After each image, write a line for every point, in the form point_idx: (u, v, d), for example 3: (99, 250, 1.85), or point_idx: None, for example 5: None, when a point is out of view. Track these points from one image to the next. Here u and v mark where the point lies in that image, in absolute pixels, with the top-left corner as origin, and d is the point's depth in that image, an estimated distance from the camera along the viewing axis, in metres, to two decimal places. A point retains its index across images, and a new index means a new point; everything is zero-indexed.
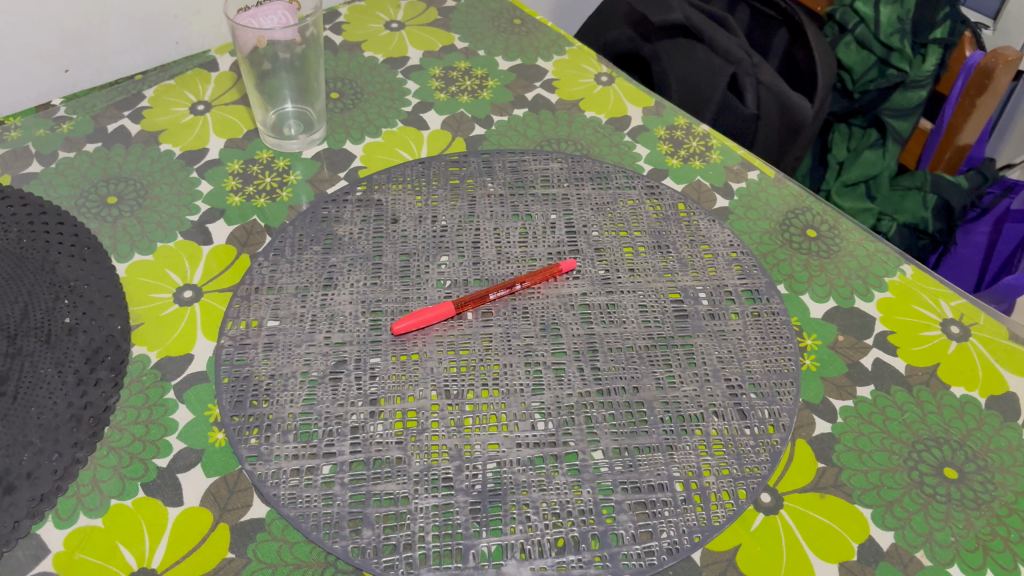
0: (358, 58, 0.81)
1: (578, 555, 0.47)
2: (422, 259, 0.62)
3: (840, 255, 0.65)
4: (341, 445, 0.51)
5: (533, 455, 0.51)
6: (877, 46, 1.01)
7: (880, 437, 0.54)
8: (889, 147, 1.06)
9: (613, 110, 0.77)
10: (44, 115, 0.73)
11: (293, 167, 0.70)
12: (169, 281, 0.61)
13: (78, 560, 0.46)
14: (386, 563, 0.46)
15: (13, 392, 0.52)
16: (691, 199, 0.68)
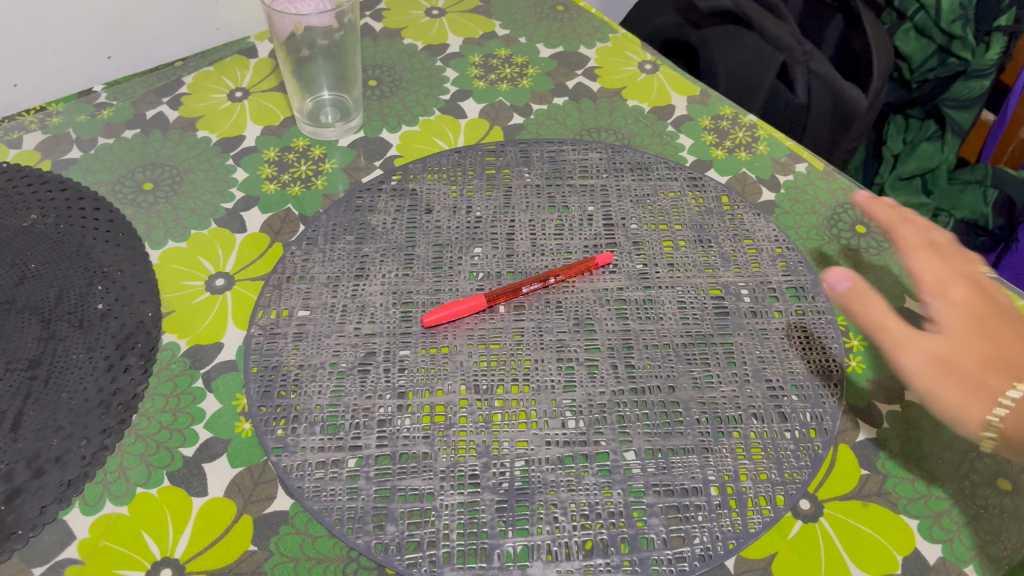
0: (397, 46, 0.80)
1: (607, 558, 0.45)
2: (455, 251, 0.61)
3: (892, 252, 0.62)
4: (368, 438, 0.50)
5: (563, 453, 0.50)
6: (936, 34, 0.94)
7: (929, 444, 0.51)
8: (949, 139, 1.00)
9: (656, 99, 0.75)
10: (85, 101, 0.73)
11: (330, 155, 0.69)
12: (202, 269, 0.60)
13: (102, 547, 0.46)
14: (410, 560, 0.45)
15: (45, 376, 0.51)
16: (735, 191, 0.66)
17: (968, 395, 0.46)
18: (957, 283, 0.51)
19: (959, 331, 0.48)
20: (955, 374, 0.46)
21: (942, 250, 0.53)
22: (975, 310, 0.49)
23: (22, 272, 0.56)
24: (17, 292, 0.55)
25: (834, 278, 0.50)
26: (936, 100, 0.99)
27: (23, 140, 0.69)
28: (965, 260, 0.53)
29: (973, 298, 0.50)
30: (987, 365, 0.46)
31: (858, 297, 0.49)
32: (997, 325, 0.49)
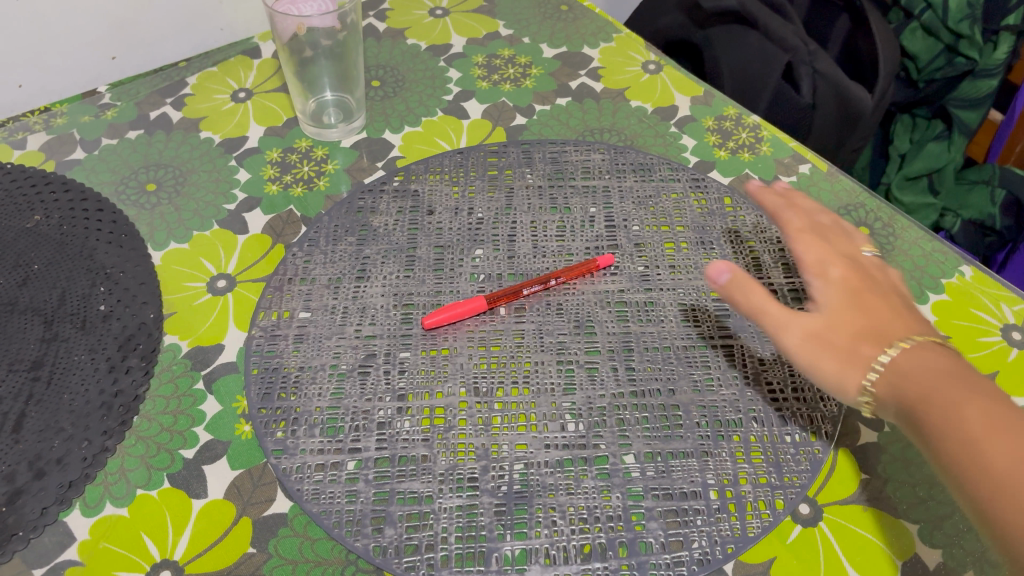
0: (401, 46, 0.80)
1: (604, 562, 0.45)
2: (456, 252, 0.61)
3: (895, 254, 0.62)
4: (367, 441, 0.50)
5: (562, 457, 0.50)
6: (944, 33, 0.93)
7: None
8: (955, 139, 0.99)
9: (660, 100, 0.74)
10: (89, 102, 0.74)
11: (332, 156, 0.69)
12: (204, 270, 0.61)
13: (102, 549, 0.46)
14: (408, 563, 0.45)
15: (48, 377, 0.51)
16: (738, 192, 0.66)
17: (845, 365, 0.46)
18: (836, 262, 0.51)
19: (834, 307, 0.48)
20: (832, 347, 0.46)
21: (821, 231, 0.54)
22: (852, 284, 0.50)
23: (26, 273, 0.57)
24: (21, 294, 0.55)
25: (713, 272, 0.49)
26: (942, 100, 0.98)
27: (27, 141, 0.69)
28: (844, 240, 0.54)
29: (850, 275, 0.50)
30: (859, 334, 0.46)
31: (740, 287, 0.48)
32: (873, 297, 0.49)
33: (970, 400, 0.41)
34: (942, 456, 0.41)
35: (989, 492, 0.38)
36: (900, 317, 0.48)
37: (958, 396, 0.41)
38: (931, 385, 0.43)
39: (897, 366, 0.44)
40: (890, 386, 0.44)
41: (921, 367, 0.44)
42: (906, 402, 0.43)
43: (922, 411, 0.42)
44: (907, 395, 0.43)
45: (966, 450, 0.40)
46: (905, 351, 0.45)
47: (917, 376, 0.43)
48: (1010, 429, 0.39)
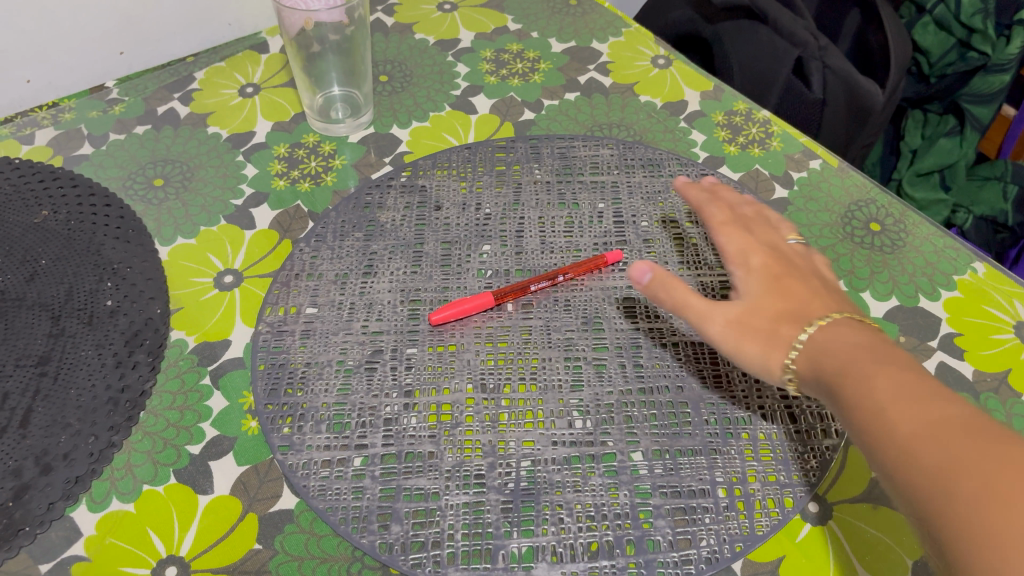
0: (408, 41, 0.80)
1: (612, 560, 0.45)
2: (464, 248, 0.60)
3: (906, 250, 0.61)
4: (374, 437, 0.50)
5: (569, 454, 0.49)
6: (956, 28, 0.91)
7: None
8: (967, 134, 0.97)
9: (669, 94, 0.74)
10: (97, 97, 0.74)
11: (340, 151, 0.69)
12: (211, 266, 0.61)
13: (108, 544, 0.46)
14: (414, 560, 0.45)
15: (55, 372, 0.51)
16: (748, 188, 0.65)
17: (767, 347, 0.47)
18: (756, 251, 0.52)
19: (755, 294, 0.49)
20: (752, 331, 0.47)
21: (745, 223, 0.55)
22: (774, 270, 0.51)
23: (34, 268, 0.56)
24: (28, 289, 0.55)
25: (636, 272, 0.51)
26: (954, 94, 0.96)
27: (35, 136, 0.69)
28: (768, 231, 0.55)
29: (770, 262, 0.52)
30: (779, 316, 0.47)
31: (662, 285, 0.50)
32: (793, 281, 0.50)
33: (883, 369, 0.41)
34: (855, 426, 0.40)
35: (897, 454, 0.38)
36: (818, 297, 0.48)
37: (872, 367, 0.41)
38: (848, 359, 0.43)
39: (815, 343, 0.45)
40: (809, 363, 0.44)
41: (837, 343, 0.44)
42: (824, 377, 0.43)
43: (838, 383, 0.42)
44: (823, 369, 0.44)
45: (878, 416, 0.39)
46: (822, 329, 0.45)
47: (834, 351, 0.44)
48: (920, 395, 0.39)
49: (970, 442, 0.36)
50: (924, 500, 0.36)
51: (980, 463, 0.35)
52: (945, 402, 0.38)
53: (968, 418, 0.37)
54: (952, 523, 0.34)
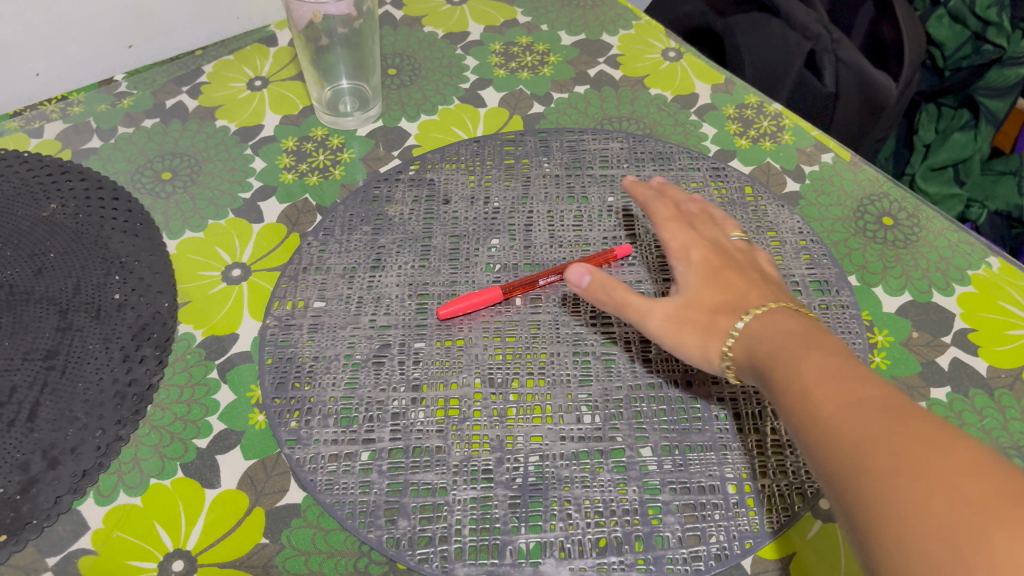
0: (417, 34, 0.80)
1: (620, 556, 0.44)
2: (472, 242, 0.60)
3: (920, 245, 0.61)
4: (381, 431, 0.50)
5: (578, 449, 0.49)
6: (971, 20, 0.91)
7: None
8: (982, 129, 0.95)
9: (679, 87, 0.73)
10: (106, 90, 0.73)
11: (348, 145, 0.69)
12: (219, 259, 0.60)
13: (115, 538, 0.46)
14: (421, 555, 0.45)
15: (62, 366, 0.51)
16: (759, 182, 0.64)
17: (706, 338, 0.46)
18: (698, 245, 0.51)
19: (695, 287, 0.49)
20: (692, 323, 0.47)
21: (688, 220, 0.54)
22: (714, 263, 0.50)
23: (41, 262, 0.56)
24: (36, 283, 0.55)
25: (574, 276, 0.50)
26: (970, 89, 0.94)
27: (44, 130, 0.69)
28: (711, 226, 0.54)
29: (711, 256, 0.50)
30: (717, 307, 0.47)
31: (600, 287, 0.49)
32: (733, 273, 0.49)
33: (811, 353, 0.40)
34: (782, 411, 0.39)
35: (817, 436, 0.36)
36: (757, 287, 0.47)
37: (801, 352, 0.40)
38: (780, 345, 0.41)
39: (749, 331, 0.44)
40: (744, 351, 0.44)
41: (769, 329, 0.43)
42: (758, 364, 0.42)
43: (769, 369, 0.41)
44: (758, 356, 0.42)
45: (802, 400, 0.38)
46: (758, 315, 0.44)
47: (766, 338, 0.43)
48: (846, 378, 0.38)
49: (885, 420, 0.35)
50: (838, 480, 0.35)
51: (891, 439, 0.34)
52: (867, 382, 0.37)
53: (889, 399, 0.36)
54: (864, 504, 0.33)
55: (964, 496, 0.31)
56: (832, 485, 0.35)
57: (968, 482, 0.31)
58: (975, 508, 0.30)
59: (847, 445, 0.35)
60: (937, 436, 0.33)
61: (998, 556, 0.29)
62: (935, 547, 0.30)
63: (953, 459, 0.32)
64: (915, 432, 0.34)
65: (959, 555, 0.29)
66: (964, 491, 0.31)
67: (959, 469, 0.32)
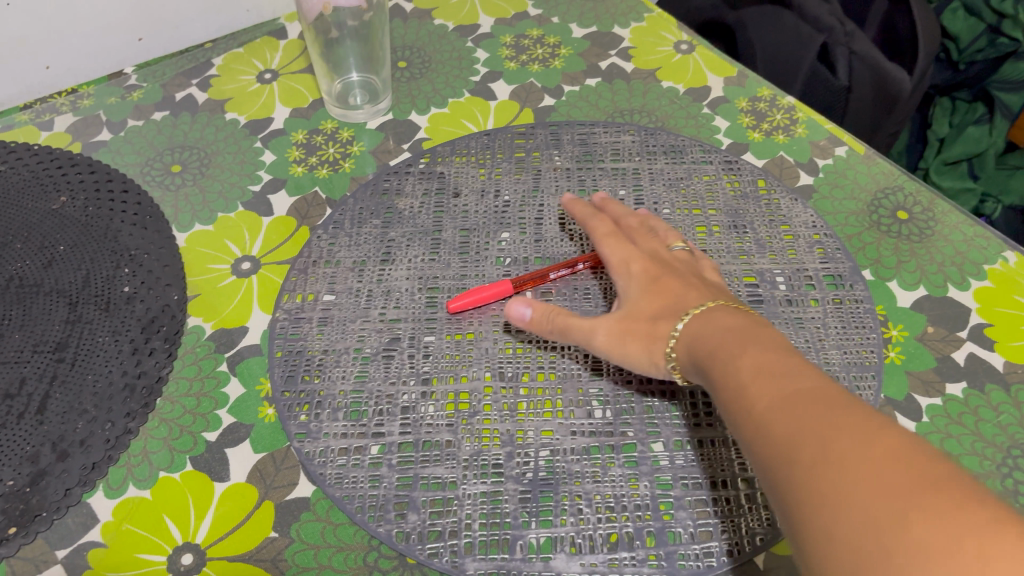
0: (427, 26, 0.79)
1: (632, 552, 0.44)
2: (482, 236, 0.60)
3: (935, 239, 0.60)
4: (391, 425, 0.49)
5: (589, 444, 0.49)
6: (986, 13, 0.90)
7: (971, 440, 0.49)
8: (996, 123, 0.94)
9: (691, 80, 0.73)
10: (116, 83, 0.73)
11: (358, 138, 0.68)
12: (228, 252, 0.60)
13: (125, 531, 0.46)
14: (431, 549, 0.44)
15: (72, 359, 0.51)
16: (772, 175, 0.64)
17: (648, 345, 0.46)
18: (637, 256, 0.52)
19: (634, 299, 0.49)
20: (633, 332, 0.47)
21: (627, 232, 0.55)
22: (653, 271, 0.50)
23: (51, 255, 0.56)
24: (46, 276, 0.55)
25: (513, 312, 0.50)
26: (983, 82, 0.94)
27: (54, 123, 0.69)
28: (651, 235, 0.54)
29: (649, 265, 0.51)
30: (659, 314, 0.47)
31: (539, 318, 0.50)
32: (672, 278, 0.49)
33: (747, 348, 0.40)
34: (721, 406, 0.39)
35: (752, 431, 0.36)
36: (695, 288, 0.48)
37: (736, 347, 0.40)
38: (717, 341, 0.42)
39: (688, 331, 0.44)
40: (686, 349, 0.44)
41: (708, 327, 0.43)
42: (698, 362, 0.42)
43: (709, 366, 0.41)
44: (698, 354, 0.42)
45: (738, 395, 0.38)
46: (697, 315, 0.44)
47: (706, 335, 0.43)
48: (779, 370, 0.38)
49: (814, 411, 0.35)
50: (771, 473, 0.35)
51: (819, 429, 0.34)
52: (800, 375, 0.37)
53: (819, 390, 0.36)
54: (794, 494, 0.33)
55: (886, 481, 0.31)
56: (767, 477, 0.35)
57: (891, 467, 0.31)
58: (895, 493, 0.30)
59: (778, 438, 0.35)
60: (863, 425, 0.33)
61: (916, 540, 0.29)
62: (858, 533, 0.30)
63: (878, 446, 0.32)
64: (842, 421, 0.34)
65: (879, 542, 0.29)
66: (886, 477, 0.31)
67: (882, 455, 0.32)
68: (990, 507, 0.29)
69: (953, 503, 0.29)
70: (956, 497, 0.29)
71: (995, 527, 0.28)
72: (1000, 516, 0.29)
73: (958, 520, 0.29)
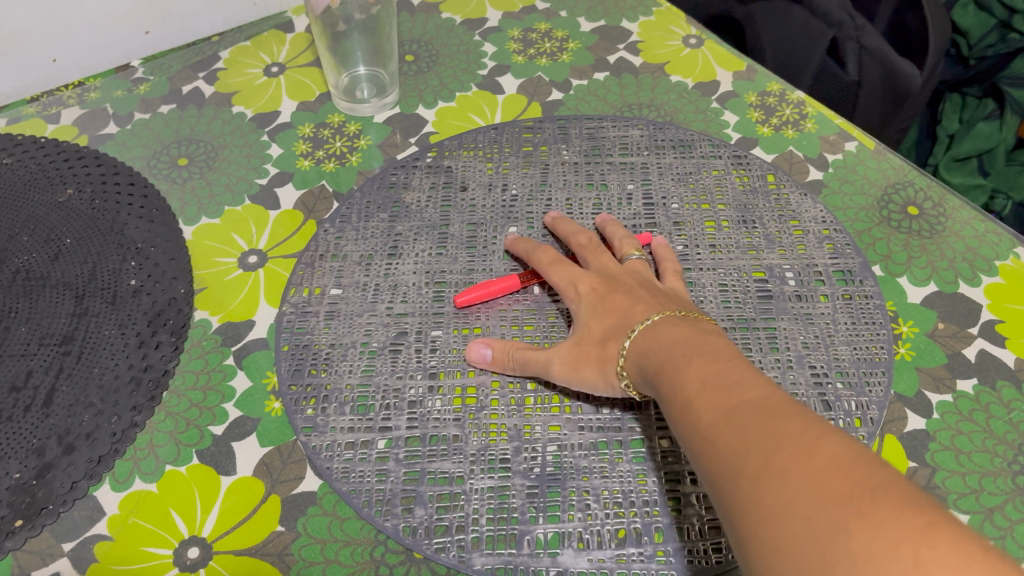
0: (435, 20, 0.79)
1: (639, 548, 0.44)
2: (490, 230, 0.59)
3: (946, 235, 0.59)
4: (397, 419, 0.49)
5: (596, 439, 0.48)
6: (997, 9, 0.89)
7: (981, 437, 0.49)
8: (1006, 118, 0.93)
9: (700, 75, 0.72)
10: (122, 76, 0.73)
11: (365, 132, 0.68)
12: (235, 246, 0.60)
13: (131, 524, 0.46)
14: (437, 544, 0.44)
15: (78, 352, 0.51)
16: (782, 170, 0.63)
17: (601, 366, 0.47)
18: (585, 275, 0.52)
19: (586, 321, 0.50)
20: (587, 357, 0.48)
21: (579, 251, 0.55)
22: (602, 289, 0.51)
23: (58, 248, 0.56)
24: (52, 268, 0.55)
25: (474, 355, 0.51)
26: (994, 77, 0.93)
27: (61, 116, 0.69)
28: (599, 251, 0.54)
29: (598, 283, 0.51)
30: (607, 335, 0.48)
31: (500, 357, 0.50)
32: (620, 295, 0.50)
33: (695, 363, 0.41)
34: (674, 423, 0.40)
35: (701, 446, 0.37)
36: (642, 302, 0.49)
37: (685, 362, 0.41)
38: (667, 356, 0.43)
39: (639, 347, 0.45)
40: (640, 365, 0.45)
41: (658, 341, 0.44)
42: (652, 378, 0.43)
43: (659, 381, 0.42)
44: (650, 369, 0.43)
45: (688, 412, 0.39)
46: (644, 331, 0.46)
47: (657, 351, 0.44)
48: (724, 384, 0.38)
49: (757, 424, 0.35)
50: (720, 489, 0.35)
51: (762, 442, 0.34)
52: (747, 387, 0.38)
53: (764, 401, 0.36)
54: (741, 509, 0.33)
55: (825, 491, 0.31)
56: (716, 493, 0.35)
57: (829, 477, 0.31)
58: (831, 501, 0.30)
59: (722, 452, 0.35)
60: (803, 434, 0.34)
61: (852, 546, 0.29)
62: (797, 544, 0.30)
63: (818, 455, 0.32)
64: (784, 431, 0.34)
65: (818, 549, 0.29)
66: (825, 486, 0.31)
67: (822, 464, 0.32)
68: (927, 511, 0.29)
69: (889, 508, 0.29)
70: (891, 502, 0.29)
71: (930, 530, 0.28)
72: (937, 518, 0.28)
73: (893, 524, 0.28)
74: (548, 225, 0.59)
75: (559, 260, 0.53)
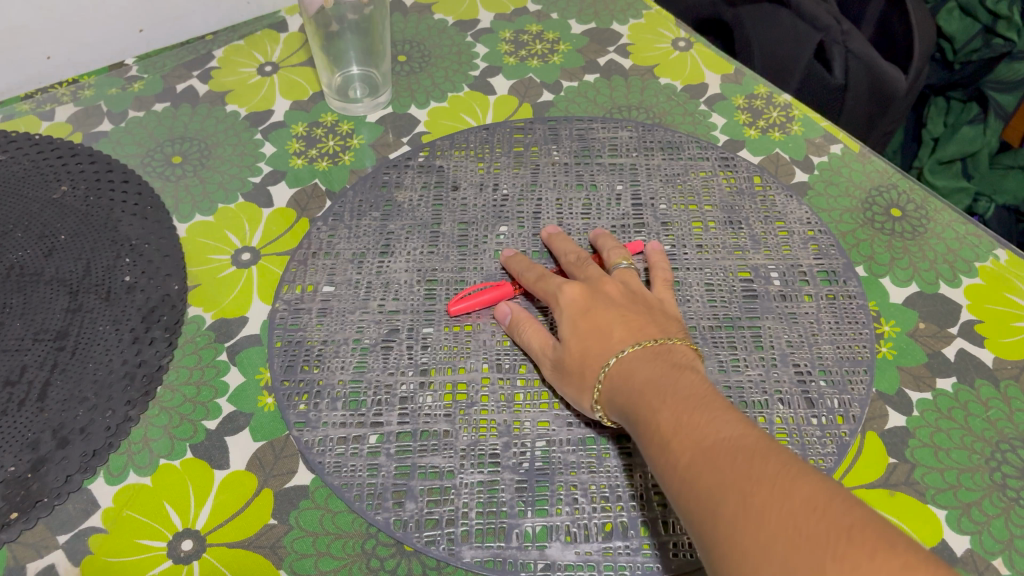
0: (427, 21, 0.80)
1: (626, 541, 0.45)
2: (481, 229, 0.60)
3: (928, 237, 0.61)
4: (389, 415, 0.50)
5: (584, 435, 0.49)
6: (980, 13, 0.90)
7: (960, 434, 0.50)
8: (990, 122, 0.95)
9: (689, 77, 0.73)
10: (116, 74, 0.74)
11: (358, 131, 0.69)
12: (229, 243, 0.61)
13: (125, 517, 0.46)
14: (428, 537, 0.45)
15: (72, 347, 0.51)
16: (768, 172, 0.64)
17: (579, 387, 0.48)
18: (570, 286, 0.52)
19: (568, 335, 0.50)
20: (568, 374, 0.48)
21: (568, 267, 0.55)
22: (583, 303, 0.51)
23: (52, 244, 0.57)
24: (46, 265, 0.55)
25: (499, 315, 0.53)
26: (979, 82, 0.95)
27: (55, 113, 0.70)
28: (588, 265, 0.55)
29: (581, 298, 0.51)
30: (587, 353, 0.48)
31: (517, 325, 0.52)
32: (602, 312, 0.50)
33: (668, 399, 0.42)
34: (649, 458, 0.41)
35: (677, 484, 0.38)
36: (622, 324, 0.49)
37: (658, 399, 0.43)
38: (640, 390, 0.44)
39: (611, 379, 0.46)
40: (613, 398, 0.46)
41: (631, 375, 0.45)
42: (626, 411, 0.45)
43: (635, 417, 0.44)
44: (624, 403, 0.45)
45: (663, 449, 0.40)
46: (618, 363, 0.46)
47: (630, 385, 0.45)
48: (698, 423, 0.40)
49: (733, 464, 0.37)
50: (697, 527, 0.37)
51: (739, 483, 0.36)
52: (721, 425, 0.40)
53: (738, 440, 0.38)
54: (721, 549, 0.35)
55: (804, 534, 0.33)
56: (692, 530, 0.37)
57: (807, 519, 0.34)
58: (812, 545, 0.33)
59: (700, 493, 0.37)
60: (777, 476, 0.36)
61: None
62: None
63: (795, 498, 0.35)
64: (761, 473, 0.36)
65: None
66: (803, 529, 0.33)
67: (800, 507, 0.34)
68: (901, 552, 0.32)
69: (867, 550, 0.32)
70: (867, 545, 0.32)
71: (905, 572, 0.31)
72: (910, 559, 0.31)
73: (871, 567, 0.31)
74: (543, 241, 0.59)
75: (545, 277, 0.54)
